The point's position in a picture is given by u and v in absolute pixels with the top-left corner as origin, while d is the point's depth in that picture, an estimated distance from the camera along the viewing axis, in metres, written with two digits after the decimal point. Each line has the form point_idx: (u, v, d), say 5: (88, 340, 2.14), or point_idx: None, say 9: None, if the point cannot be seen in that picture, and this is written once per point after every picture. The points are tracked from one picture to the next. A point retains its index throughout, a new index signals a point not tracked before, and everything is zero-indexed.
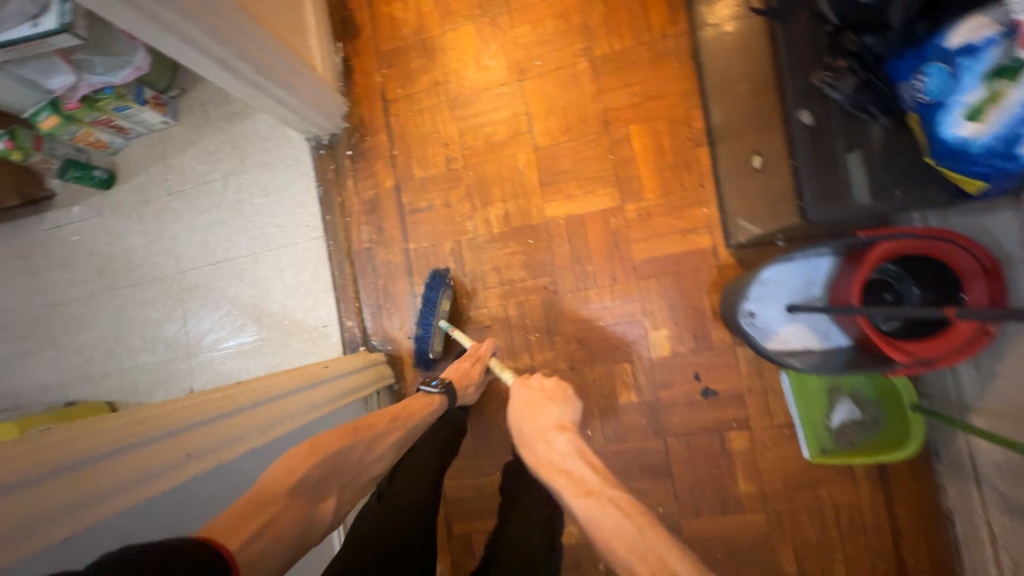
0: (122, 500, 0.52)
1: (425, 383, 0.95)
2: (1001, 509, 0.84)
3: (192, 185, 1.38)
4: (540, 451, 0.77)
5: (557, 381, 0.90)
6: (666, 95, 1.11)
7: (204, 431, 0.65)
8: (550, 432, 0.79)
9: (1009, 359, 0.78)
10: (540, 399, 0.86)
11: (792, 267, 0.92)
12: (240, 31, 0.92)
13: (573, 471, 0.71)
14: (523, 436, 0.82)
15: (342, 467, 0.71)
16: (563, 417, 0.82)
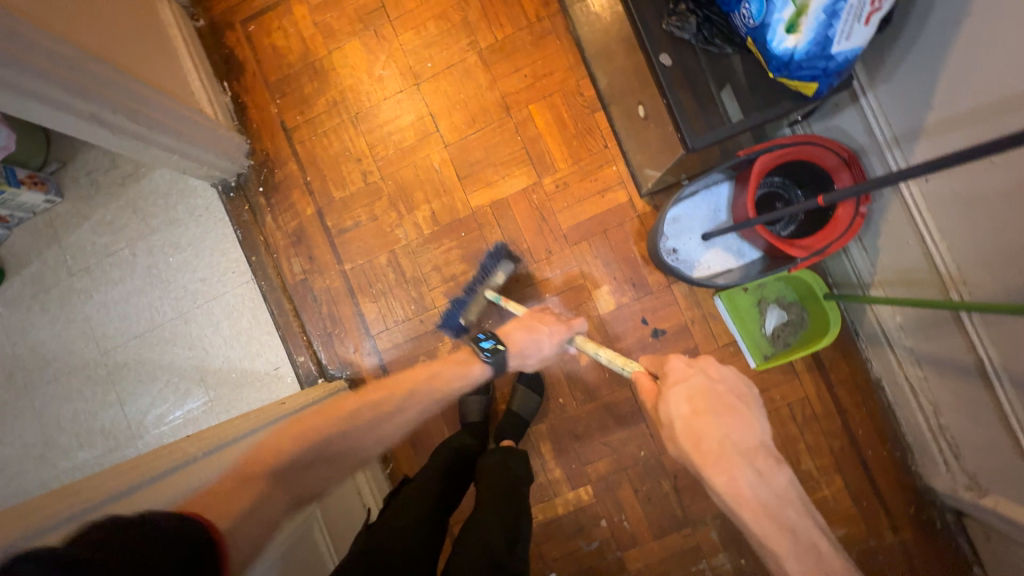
0: None
1: (481, 345, 0.91)
2: (913, 362, 0.97)
3: (96, 260, 1.29)
4: (752, 485, 0.58)
5: (739, 376, 0.67)
6: (555, 71, 1.18)
7: (150, 492, 0.60)
8: (760, 456, 0.60)
9: (887, 231, 0.91)
10: (731, 399, 0.64)
11: (696, 201, 1.02)
12: (107, 84, 0.89)
13: (798, 531, 0.58)
14: (707, 448, 0.60)
15: (338, 454, 0.73)
16: (764, 435, 0.62)
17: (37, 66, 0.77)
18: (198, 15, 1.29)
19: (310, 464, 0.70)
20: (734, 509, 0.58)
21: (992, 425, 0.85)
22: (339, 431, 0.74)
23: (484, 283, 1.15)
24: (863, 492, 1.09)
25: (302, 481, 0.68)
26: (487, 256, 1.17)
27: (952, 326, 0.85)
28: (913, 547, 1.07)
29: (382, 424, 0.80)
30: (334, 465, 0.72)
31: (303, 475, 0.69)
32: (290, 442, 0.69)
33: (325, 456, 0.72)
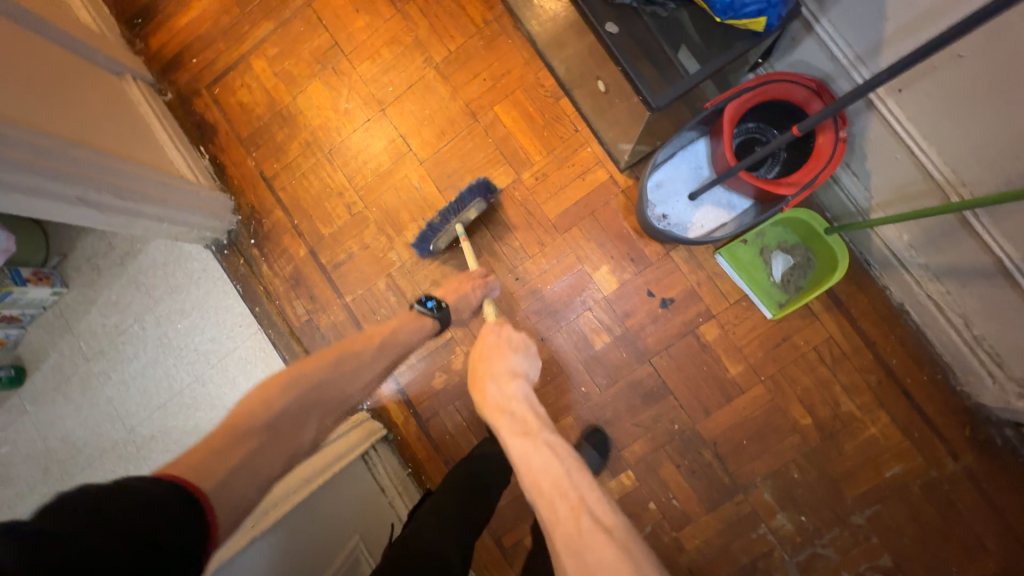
0: None
1: (421, 303, 0.96)
2: (931, 278, 0.94)
3: (108, 340, 1.31)
4: (491, 392, 0.72)
5: (526, 338, 0.83)
6: (512, 69, 1.19)
7: None
8: (503, 375, 0.75)
9: (871, 152, 0.89)
10: (501, 345, 0.80)
11: (676, 163, 1.02)
12: (89, 167, 0.92)
13: (516, 414, 0.68)
14: (475, 376, 0.77)
15: (324, 398, 0.71)
16: (516, 364, 0.76)
17: (22, 161, 0.80)
18: (165, 89, 1.34)
19: (304, 417, 0.67)
20: (482, 414, 0.72)
21: None
22: (324, 378, 0.73)
23: (456, 216, 1.10)
24: (913, 424, 1.05)
25: (301, 438, 0.65)
26: (466, 188, 1.09)
27: (962, 231, 0.83)
28: (977, 469, 1.03)
29: (360, 373, 0.79)
30: (319, 412, 0.69)
31: (299, 429, 0.65)
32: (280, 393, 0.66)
33: (314, 403, 0.69)
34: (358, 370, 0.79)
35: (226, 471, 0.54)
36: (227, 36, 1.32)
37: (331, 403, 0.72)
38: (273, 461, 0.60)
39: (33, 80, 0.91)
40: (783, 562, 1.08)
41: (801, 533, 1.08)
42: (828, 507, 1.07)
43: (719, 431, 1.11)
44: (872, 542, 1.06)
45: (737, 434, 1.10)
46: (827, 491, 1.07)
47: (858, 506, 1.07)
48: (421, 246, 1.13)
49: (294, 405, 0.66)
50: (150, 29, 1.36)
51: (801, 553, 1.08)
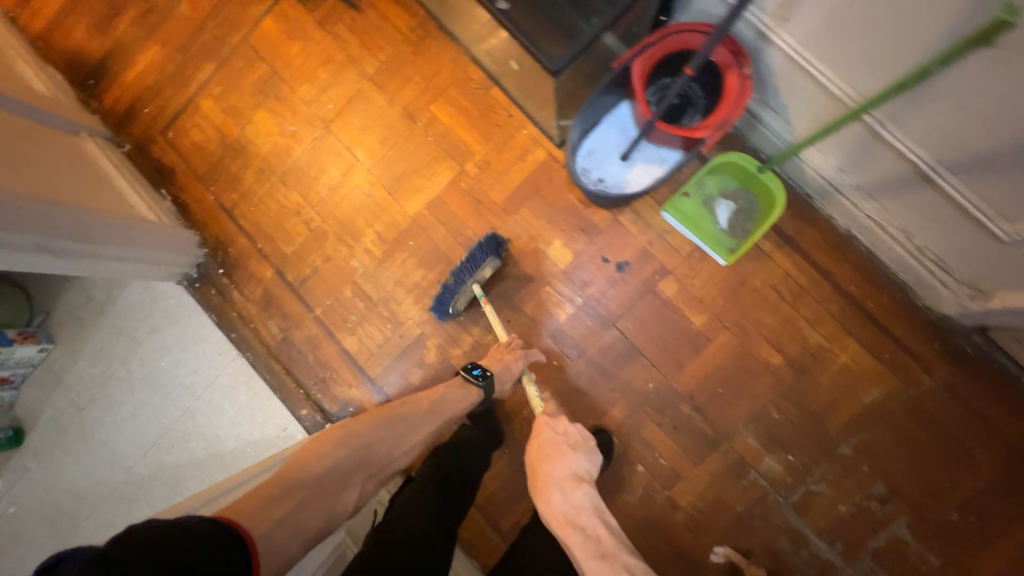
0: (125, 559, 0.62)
1: (468, 371, 0.99)
2: (865, 197, 0.95)
3: (98, 388, 1.35)
4: (558, 501, 0.81)
5: (579, 431, 0.93)
6: (442, 67, 1.24)
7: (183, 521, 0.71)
8: (568, 480, 0.84)
9: (781, 85, 0.91)
10: (561, 445, 0.89)
11: (604, 127, 1.05)
12: (48, 217, 0.97)
13: (586, 529, 0.77)
14: (539, 479, 0.86)
15: (369, 459, 0.77)
16: (579, 468, 0.86)
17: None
18: (123, 141, 1.41)
19: (348, 479, 0.73)
20: (550, 523, 0.80)
21: (958, 222, 0.83)
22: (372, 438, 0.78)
23: (471, 276, 1.12)
24: (883, 346, 1.05)
25: (344, 498, 0.71)
26: (477, 247, 1.12)
27: (875, 144, 0.84)
28: (954, 380, 1.02)
29: (406, 438, 0.84)
30: (361, 474, 0.75)
31: (341, 490, 0.71)
32: (336, 449, 0.73)
33: (361, 463, 0.75)
34: (402, 433, 0.83)
35: (273, 522, 0.61)
36: (173, 82, 1.39)
37: (375, 463, 0.78)
38: (313, 519, 0.66)
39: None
40: (778, 505, 1.07)
41: (791, 472, 1.07)
42: (814, 442, 1.06)
43: (693, 384, 1.11)
44: (863, 471, 1.05)
45: (713, 383, 1.10)
46: (810, 427, 1.07)
47: (843, 437, 1.06)
48: (441, 306, 1.15)
49: (339, 466, 0.72)
50: (103, 87, 1.43)
51: (795, 492, 1.06)
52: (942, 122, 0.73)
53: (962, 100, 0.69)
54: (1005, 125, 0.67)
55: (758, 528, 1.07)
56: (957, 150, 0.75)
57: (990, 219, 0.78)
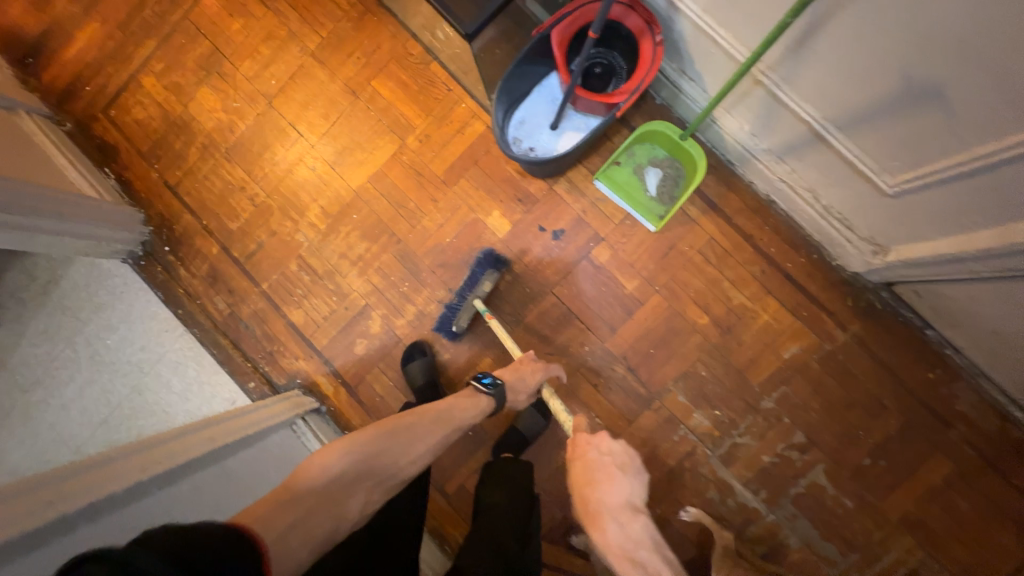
0: (70, 485, 0.65)
1: (479, 381, 0.94)
2: (777, 161, 1.01)
3: (43, 369, 1.17)
4: (616, 536, 0.79)
5: (626, 449, 0.86)
6: (383, 43, 1.26)
7: (125, 462, 0.74)
8: (622, 510, 0.82)
9: (693, 53, 0.96)
10: (611, 469, 0.83)
11: (533, 97, 1.09)
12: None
13: (645, 561, 0.78)
14: (590, 506, 0.82)
15: (377, 468, 0.68)
16: (635, 496, 0.83)
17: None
18: (64, 120, 1.39)
19: (354, 486, 0.65)
20: (604, 554, 0.80)
21: (853, 178, 0.89)
22: (380, 446, 0.70)
23: (473, 293, 1.17)
24: (800, 304, 1.11)
25: (349, 506, 0.64)
26: (476, 263, 1.17)
27: (777, 106, 0.89)
28: (864, 334, 1.09)
29: (417, 444, 0.75)
30: (367, 484, 0.66)
31: (348, 497, 0.64)
32: (341, 455, 0.65)
33: (368, 471, 0.67)
34: (413, 439, 0.75)
35: (285, 527, 0.56)
36: (114, 59, 1.38)
37: (384, 473, 0.69)
38: (320, 526, 0.59)
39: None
40: (707, 458, 1.12)
41: (718, 426, 1.12)
42: (738, 397, 1.12)
43: (626, 345, 1.15)
44: (784, 422, 1.11)
45: (645, 344, 1.15)
46: (736, 383, 1.12)
47: (765, 391, 1.12)
48: (444, 322, 1.18)
49: (345, 476, 0.64)
50: (41, 65, 1.40)
51: (721, 445, 1.12)
52: (826, 81, 0.78)
53: (837, 58, 0.74)
54: (876, 81, 0.72)
55: (688, 482, 1.12)
56: (841, 108, 0.80)
57: (876, 173, 0.84)
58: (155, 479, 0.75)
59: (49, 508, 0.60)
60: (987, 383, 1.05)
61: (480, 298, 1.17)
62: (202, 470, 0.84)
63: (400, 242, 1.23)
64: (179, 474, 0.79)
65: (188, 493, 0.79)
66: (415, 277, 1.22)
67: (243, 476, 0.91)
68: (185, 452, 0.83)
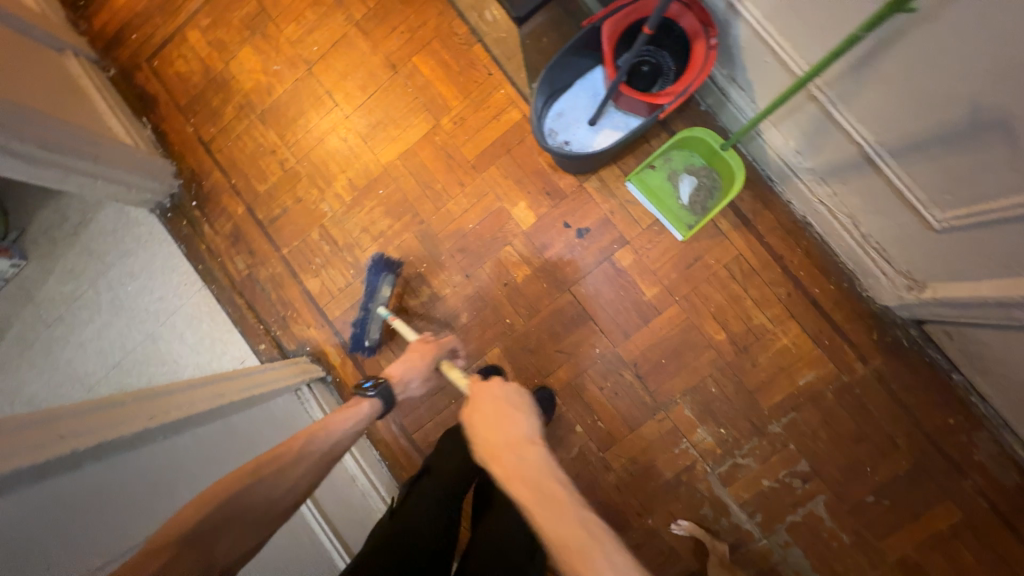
0: (85, 421, 0.66)
1: (358, 389, 0.92)
2: (819, 182, 0.97)
3: (67, 306, 1.25)
4: (512, 462, 0.68)
5: (522, 394, 0.82)
6: (428, 20, 1.25)
7: (133, 406, 0.75)
8: (521, 443, 0.72)
9: (747, 61, 0.92)
10: (504, 408, 0.78)
11: (574, 90, 1.06)
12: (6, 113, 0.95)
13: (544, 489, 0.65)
14: (490, 445, 0.73)
15: (248, 508, 0.64)
16: (533, 431, 0.74)
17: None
18: (108, 66, 1.40)
19: (221, 530, 0.61)
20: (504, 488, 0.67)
21: (898, 209, 0.86)
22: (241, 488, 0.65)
23: (373, 301, 1.15)
24: (823, 331, 1.08)
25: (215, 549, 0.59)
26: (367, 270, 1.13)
27: (827, 125, 0.86)
28: (886, 371, 1.06)
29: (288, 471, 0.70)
30: (236, 528, 0.62)
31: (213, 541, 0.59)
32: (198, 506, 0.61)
33: (233, 517, 0.62)
34: (291, 466, 0.71)
35: None
36: (164, 11, 1.39)
37: (254, 512, 0.64)
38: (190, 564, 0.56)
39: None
40: (705, 474, 1.10)
41: (721, 445, 1.10)
42: (745, 418, 1.10)
43: (638, 352, 1.14)
44: (789, 449, 1.08)
45: (656, 353, 1.13)
46: (745, 405, 1.10)
47: (774, 415, 1.09)
48: (356, 340, 1.16)
49: (206, 522, 0.60)
50: (93, 10, 1.42)
51: (722, 464, 1.10)
52: (883, 104, 0.75)
53: (902, 82, 0.70)
54: (940, 109, 0.69)
55: (683, 495, 1.10)
56: (898, 134, 0.76)
57: (925, 206, 0.80)
58: (162, 428, 0.76)
59: (61, 443, 0.60)
60: (1009, 435, 1.01)
61: (383, 304, 1.17)
62: (205, 425, 0.85)
63: (422, 223, 1.23)
64: (182, 425, 0.80)
65: (188, 446, 0.81)
66: (434, 259, 1.21)
67: (244, 435, 0.93)
68: (193, 405, 0.84)
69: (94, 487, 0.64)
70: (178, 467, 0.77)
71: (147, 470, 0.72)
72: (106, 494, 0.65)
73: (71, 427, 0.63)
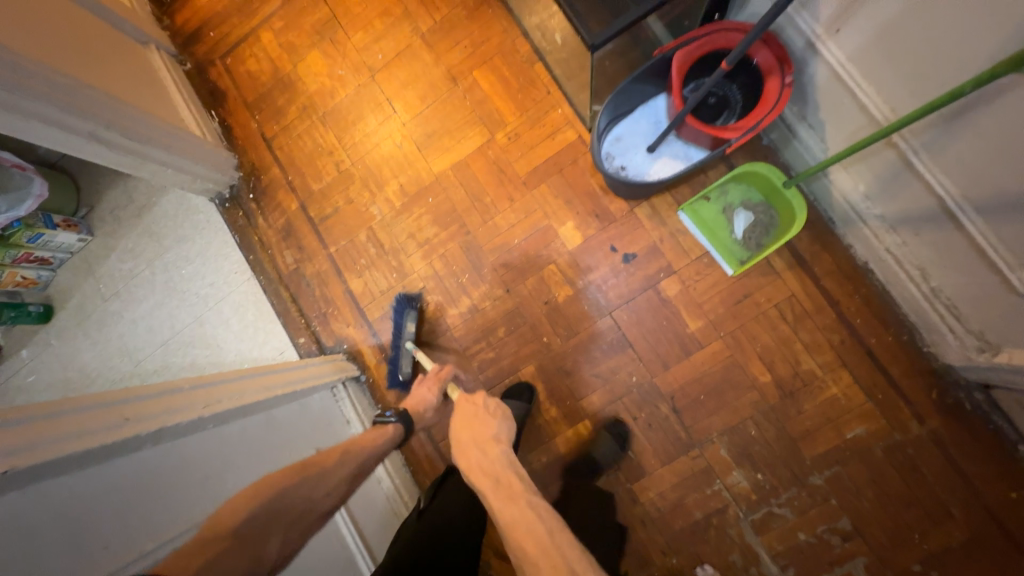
0: (146, 407, 0.69)
1: (381, 417, 0.96)
2: (887, 230, 0.94)
3: (124, 283, 1.32)
4: (476, 458, 0.75)
5: (499, 402, 0.87)
6: (492, 36, 1.27)
7: (187, 395, 0.78)
8: (489, 441, 0.78)
9: (821, 101, 0.90)
10: (481, 415, 0.83)
11: (635, 116, 1.06)
12: (90, 102, 1.01)
13: (500, 478, 0.71)
14: (460, 445, 0.79)
15: (286, 508, 0.68)
16: (499, 432, 0.80)
17: (9, 80, 0.87)
18: (185, 60, 1.48)
19: (267, 531, 0.65)
20: (468, 478, 0.74)
21: (976, 266, 0.81)
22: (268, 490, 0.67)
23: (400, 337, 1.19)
24: (876, 385, 1.03)
25: (265, 548, 0.63)
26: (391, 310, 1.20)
27: (906, 173, 0.83)
28: (943, 434, 1.00)
29: (326, 480, 0.75)
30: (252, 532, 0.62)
31: (263, 540, 0.63)
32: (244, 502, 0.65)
33: (251, 519, 0.63)
34: (304, 479, 0.70)
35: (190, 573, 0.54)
36: (242, 12, 1.46)
37: (293, 512, 0.68)
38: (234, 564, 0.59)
39: (31, 11, 0.98)
40: (737, 520, 1.06)
41: (757, 491, 1.06)
42: (785, 466, 1.05)
43: (676, 385, 1.11)
44: (830, 504, 1.03)
45: (695, 389, 1.10)
46: (785, 452, 1.06)
47: (817, 466, 1.04)
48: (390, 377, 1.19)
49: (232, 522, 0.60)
50: (177, 7, 1.51)
51: (756, 511, 1.05)
52: (975, 157, 0.72)
53: (997, 137, 0.67)
54: None
55: (712, 538, 1.06)
56: (985, 190, 0.73)
57: (1009, 266, 0.75)
58: (214, 418, 0.79)
59: (125, 426, 0.64)
60: None
61: (411, 339, 1.19)
62: (251, 418, 0.88)
63: (468, 234, 1.24)
64: (231, 416, 0.83)
65: (236, 436, 0.83)
66: (476, 271, 1.22)
67: (287, 430, 0.96)
68: (242, 397, 0.87)
69: (149, 471, 0.66)
70: (228, 457, 0.80)
71: (200, 457, 0.74)
72: (162, 479, 0.68)
73: (132, 412, 0.66)
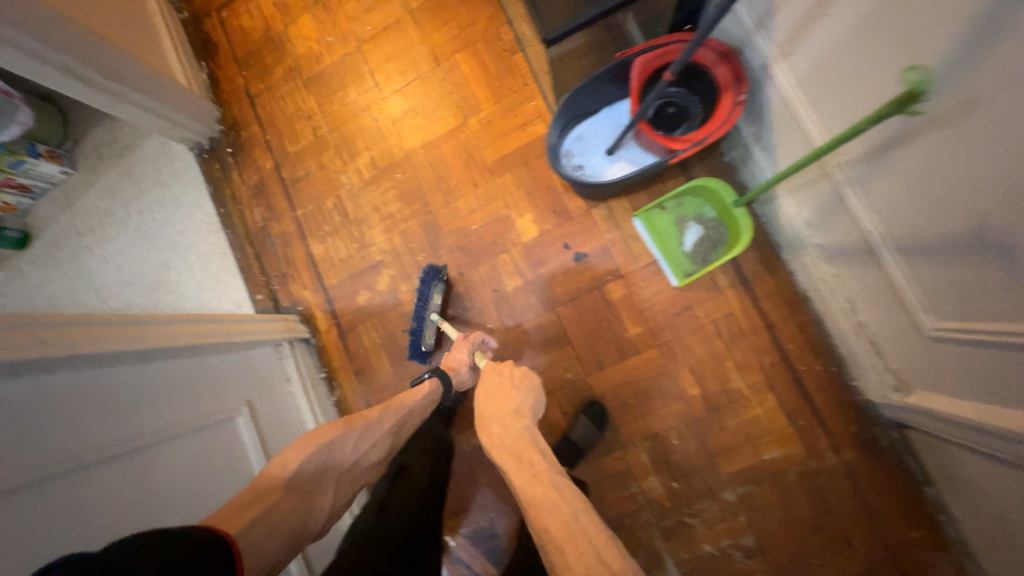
0: (69, 332, 0.72)
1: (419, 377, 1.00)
2: (824, 260, 0.95)
3: (99, 220, 1.35)
4: (500, 433, 0.72)
5: (527, 373, 0.85)
6: (478, 20, 1.27)
7: (117, 328, 0.81)
8: (519, 414, 0.75)
9: (774, 123, 0.91)
10: (507, 387, 0.81)
11: (600, 117, 1.07)
12: (74, 36, 1.03)
13: (524, 456, 0.67)
14: (483, 419, 0.76)
15: None
16: (523, 405, 0.77)
17: None
18: (182, 8, 1.49)
19: (321, 484, 0.71)
20: (490, 455, 0.71)
21: (894, 305, 0.82)
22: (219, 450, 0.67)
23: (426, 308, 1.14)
24: (799, 411, 1.04)
25: (320, 499, 0.70)
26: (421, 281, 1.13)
27: (841, 205, 0.84)
28: (856, 467, 1.01)
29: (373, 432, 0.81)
30: None
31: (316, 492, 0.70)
32: (297, 454, 0.70)
33: None
34: None
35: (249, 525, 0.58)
36: None
37: (345, 463, 0.75)
38: (279, 521, 0.62)
39: None
40: (648, 524, 1.09)
41: (671, 499, 1.08)
42: (701, 478, 1.08)
43: (608, 387, 1.13)
44: (739, 521, 1.05)
45: (626, 392, 1.12)
46: (702, 464, 1.08)
47: (731, 482, 1.07)
48: (412, 348, 1.14)
49: None
50: None
51: (668, 518, 1.08)
52: (897, 196, 0.73)
53: (915, 179, 0.68)
54: (943, 214, 0.66)
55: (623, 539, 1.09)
56: (903, 230, 0.74)
57: (921, 308, 0.76)
58: (136, 353, 0.83)
59: (40, 346, 0.67)
60: None
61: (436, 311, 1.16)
62: (179, 359, 0.92)
63: (429, 214, 1.26)
64: (153, 354, 0.86)
65: (160, 376, 0.86)
66: (432, 250, 1.24)
67: (220, 377, 0.99)
68: (170, 338, 0.90)
69: (66, 393, 0.69)
70: (150, 392, 0.83)
71: (118, 388, 0.78)
72: (79, 401, 0.71)
73: (53, 334, 0.69)
